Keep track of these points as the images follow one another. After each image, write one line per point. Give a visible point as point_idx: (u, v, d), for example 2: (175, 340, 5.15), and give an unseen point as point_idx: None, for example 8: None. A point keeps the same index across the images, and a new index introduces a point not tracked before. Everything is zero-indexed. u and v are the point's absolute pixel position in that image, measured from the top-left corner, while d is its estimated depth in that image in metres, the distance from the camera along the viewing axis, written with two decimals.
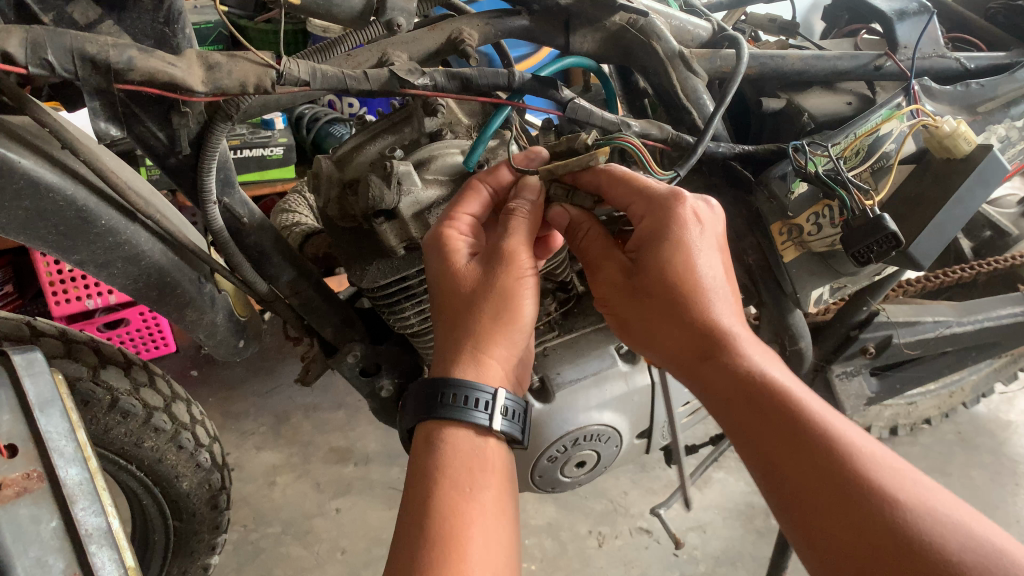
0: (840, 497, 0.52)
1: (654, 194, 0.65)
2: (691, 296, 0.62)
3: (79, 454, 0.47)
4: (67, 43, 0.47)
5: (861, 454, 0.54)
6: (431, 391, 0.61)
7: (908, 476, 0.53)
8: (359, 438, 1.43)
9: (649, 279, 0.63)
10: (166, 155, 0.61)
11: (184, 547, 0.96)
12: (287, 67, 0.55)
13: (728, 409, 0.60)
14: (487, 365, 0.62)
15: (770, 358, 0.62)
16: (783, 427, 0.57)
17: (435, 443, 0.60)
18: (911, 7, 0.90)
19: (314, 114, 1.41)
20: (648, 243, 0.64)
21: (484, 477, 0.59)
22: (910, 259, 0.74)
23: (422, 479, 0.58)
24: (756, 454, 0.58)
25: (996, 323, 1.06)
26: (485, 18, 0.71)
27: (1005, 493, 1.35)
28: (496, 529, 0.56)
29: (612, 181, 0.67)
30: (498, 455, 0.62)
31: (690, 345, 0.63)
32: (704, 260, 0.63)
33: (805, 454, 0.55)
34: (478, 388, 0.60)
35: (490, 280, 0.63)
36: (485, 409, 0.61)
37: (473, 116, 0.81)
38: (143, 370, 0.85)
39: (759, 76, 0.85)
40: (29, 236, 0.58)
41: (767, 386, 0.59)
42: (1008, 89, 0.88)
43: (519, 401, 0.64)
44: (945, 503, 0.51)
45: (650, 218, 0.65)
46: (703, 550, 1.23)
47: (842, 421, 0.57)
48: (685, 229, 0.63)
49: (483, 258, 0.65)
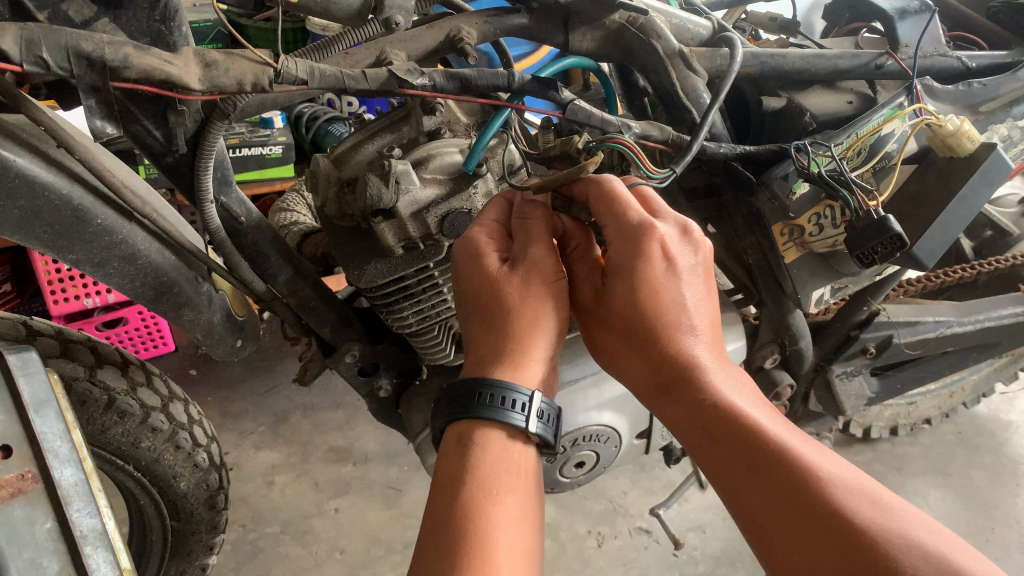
0: (798, 527, 0.52)
1: (626, 220, 0.63)
2: (654, 329, 0.62)
3: (74, 455, 0.47)
4: (61, 40, 0.47)
5: (822, 482, 0.54)
6: (468, 390, 0.60)
7: (874, 504, 0.52)
8: (358, 438, 1.42)
9: (617, 310, 0.63)
10: (163, 153, 0.61)
11: (181, 548, 0.96)
12: (284, 66, 0.55)
13: (694, 439, 0.61)
14: (526, 367, 0.61)
15: (738, 387, 0.61)
16: (743, 459, 0.57)
17: (467, 445, 0.59)
18: (912, 6, 0.89)
19: (312, 113, 1.40)
20: (616, 272, 0.63)
21: (512, 481, 0.57)
22: (912, 259, 0.74)
23: (453, 483, 0.57)
24: (724, 485, 0.58)
25: (996, 323, 1.06)
26: (485, 16, 0.71)
27: (1007, 493, 1.35)
28: (521, 535, 0.55)
29: (598, 196, 0.65)
30: (526, 460, 0.60)
31: (655, 377, 0.63)
32: (671, 290, 0.62)
33: (765, 484, 0.55)
34: (516, 389, 0.59)
35: (524, 284, 0.63)
36: (521, 411, 0.60)
37: (472, 116, 0.81)
38: (140, 370, 0.85)
39: (759, 76, 0.85)
40: (24, 235, 0.58)
41: (729, 418, 0.59)
42: (1011, 88, 0.87)
43: (553, 405, 0.63)
44: (910, 528, 0.50)
45: (619, 246, 0.63)
46: (704, 551, 1.22)
47: (808, 449, 0.56)
48: (649, 259, 0.61)
49: (514, 262, 0.64)
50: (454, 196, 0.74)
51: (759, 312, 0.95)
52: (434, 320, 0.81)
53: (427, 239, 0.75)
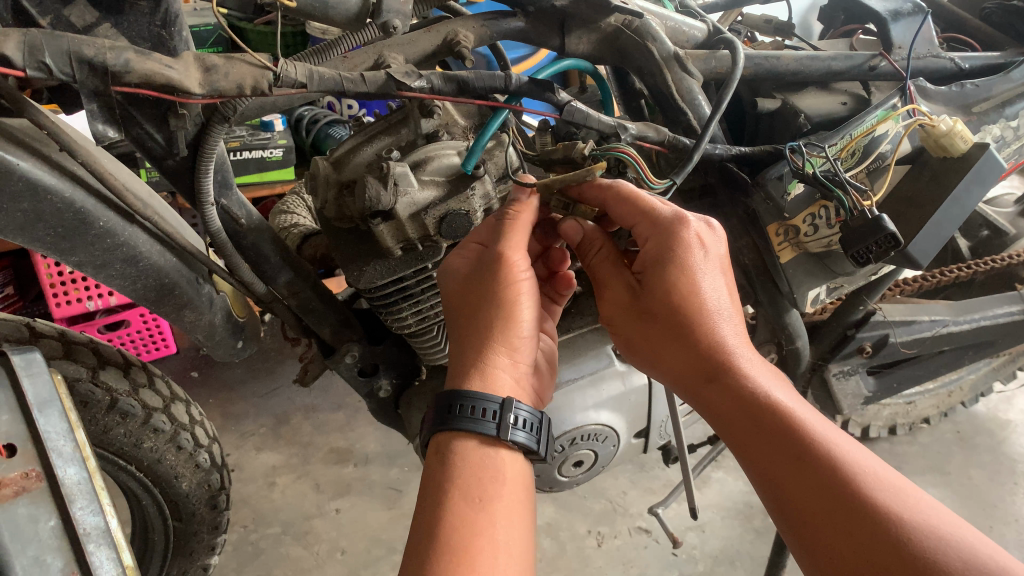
0: (846, 516, 0.52)
1: (657, 216, 0.65)
2: (695, 318, 0.62)
3: (77, 453, 0.47)
4: (64, 46, 0.48)
5: (863, 475, 0.54)
6: (443, 401, 0.61)
7: (910, 494, 0.53)
8: (359, 439, 1.43)
9: (653, 300, 0.64)
10: (164, 156, 0.62)
11: (184, 547, 0.96)
12: (283, 69, 0.56)
13: (732, 431, 0.60)
14: (492, 376, 0.63)
15: (774, 379, 0.62)
16: (785, 444, 0.57)
17: (445, 454, 0.60)
18: (905, 7, 0.90)
19: (314, 115, 1.45)
20: (652, 264, 0.65)
21: (496, 487, 0.58)
22: (906, 258, 0.75)
23: (433, 493, 0.57)
24: (761, 472, 0.58)
25: (992, 322, 1.07)
26: (482, 20, 0.72)
27: (1005, 492, 1.35)
28: (507, 539, 0.55)
29: (615, 197, 0.67)
30: (511, 466, 0.61)
31: (691, 367, 0.63)
32: (709, 282, 0.63)
33: (809, 475, 0.55)
34: (486, 398, 0.61)
35: (488, 291, 0.65)
36: (493, 419, 0.61)
37: (469, 118, 0.80)
38: (142, 371, 0.86)
39: (754, 77, 0.86)
40: (28, 238, 0.58)
41: (770, 409, 0.59)
42: (1003, 89, 0.88)
43: (534, 411, 0.63)
44: (946, 521, 0.51)
45: (655, 239, 0.65)
46: (702, 550, 1.23)
47: (846, 442, 0.57)
48: (690, 252, 0.63)
49: (480, 269, 0.66)
50: (451, 197, 0.74)
51: (757, 312, 0.95)
52: (432, 321, 0.82)
53: (426, 240, 0.76)
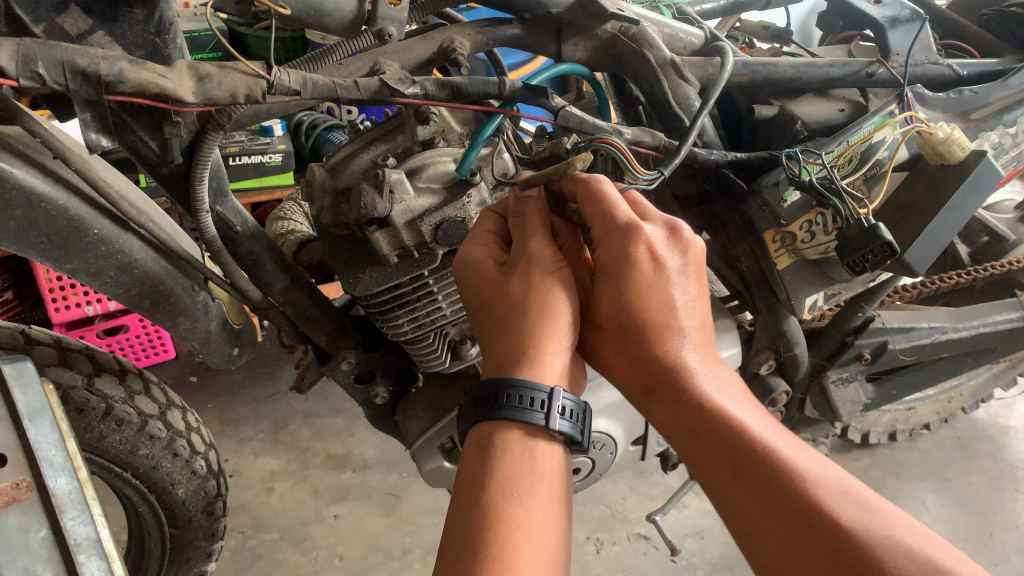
0: (790, 530, 0.53)
1: (613, 223, 0.63)
2: (647, 332, 0.61)
3: (69, 464, 0.47)
4: (57, 56, 0.48)
5: (810, 486, 0.54)
6: (489, 391, 0.60)
7: (854, 502, 0.53)
8: (358, 444, 1.43)
9: (606, 312, 0.63)
10: (158, 164, 0.61)
11: (179, 555, 0.96)
12: (277, 77, 0.56)
13: (685, 445, 0.60)
14: (544, 363, 0.61)
15: (729, 390, 0.61)
16: (734, 459, 0.57)
17: (487, 446, 0.59)
18: (903, 14, 0.89)
19: (312, 121, 1.45)
20: (606, 275, 0.63)
21: (539, 480, 0.57)
22: (904, 267, 0.74)
23: (474, 486, 0.56)
24: (713, 486, 0.58)
25: (991, 329, 1.06)
26: (478, 27, 0.72)
27: (1005, 498, 1.34)
28: (546, 535, 0.54)
29: (586, 196, 0.65)
30: (552, 459, 0.59)
31: (644, 382, 0.62)
32: (663, 292, 0.62)
33: (756, 490, 0.55)
34: (534, 387, 0.59)
35: (524, 281, 0.64)
36: (541, 409, 0.59)
37: (466, 125, 0.80)
38: (138, 378, 0.85)
39: (751, 84, 0.86)
40: (22, 245, 0.58)
41: (720, 424, 0.58)
42: (1001, 96, 0.87)
43: (577, 401, 0.62)
44: (891, 528, 0.51)
45: (609, 249, 0.63)
46: (701, 557, 1.22)
47: (797, 452, 0.57)
48: (640, 264, 0.62)
49: (512, 265, 0.65)
50: (448, 204, 0.74)
51: (755, 319, 0.95)
52: (429, 328, 0.82)
53: (422, 247, 0.76)
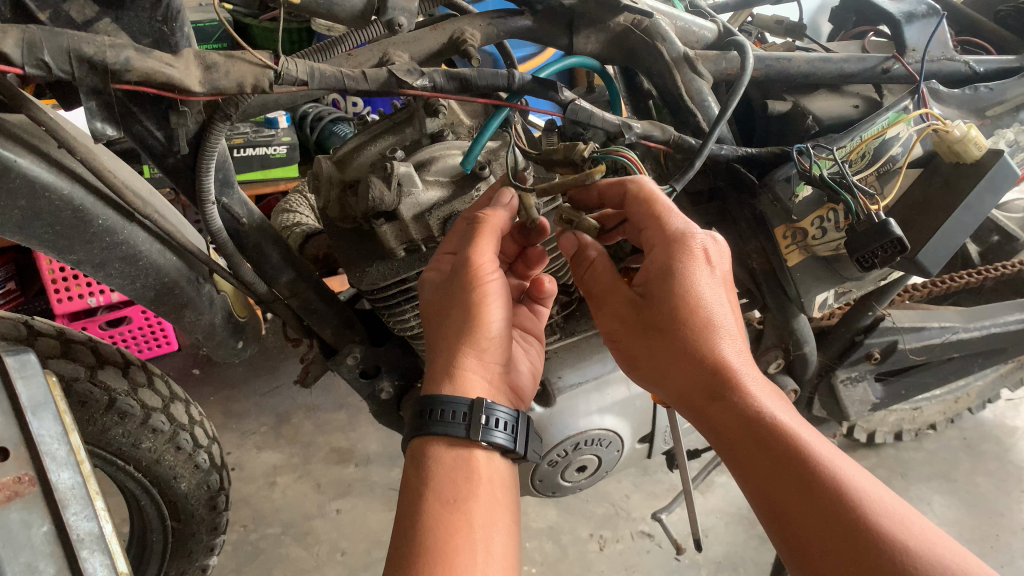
0: (852, 544, 0.51)
1: (667, 231, 0.64)
2: (701, 334, 0.60)
3: (72, 458, 0.46)
4: (63, 43, 0.47)
5: (869, 502, 0.53)
6: (420, 408, 0.60)
7: (914, 522, 0.52)
8: (361, 439, 1.42)
9: (655, 313, 0.62)
10: (165, 154, 0.61)
11: (182, 549, 0.96)
12: (284, 67, 0.54)
13: (738, 450, 0.59)
14: (465, 380, 0.62)
15: (778, 400, 0.61)
16: (793, 465, 0.55)
17: (421, 462, 0.59)
18: (920, 9, 0.88)
19: (317, 113, 1.43)
20: (655, 277, 0.63)
21: (472, 488, 0.58)
22: (915, 266, 0.74)
23: (411, 500, 0.57)
24: (766, 495, 0.56)
25: (1002, 329, 1.05)
26: (489, 18, 0.71)
27: (1011, 500, 1.33)
28: (486, 542, 0.55)
29: (635, 198, 0.66)
30: (488, 467, 0.60)
31: (698, 384, 0.61)
32: (716, 296, 0.62)
33: (816, 499, 0.54)
34: (455, 400, 0.59)
35: (462, 294, 0.63)
36: (464, 420, 0.60)
37: (474, 117, 0.82)
38: (142, 370, 0.85)
39: (765, 79, 0.84)
40: (25, 235, 0.57)
41: (777, 429, 0.57)
42: (1017, 93, 0.86)
43: (512, 412, 0.63)
44: (951, 550, 0.50)
45: (660, 253, 0.64)
46: (705, 555, 1.22)
47: (850, 467, 0.56)
48: (696, 266, 0.62)
49: (454, 273, 0.65)
50: (457, 198, 0.74)
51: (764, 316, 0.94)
52: None
53: (429, 241, 0.75)
